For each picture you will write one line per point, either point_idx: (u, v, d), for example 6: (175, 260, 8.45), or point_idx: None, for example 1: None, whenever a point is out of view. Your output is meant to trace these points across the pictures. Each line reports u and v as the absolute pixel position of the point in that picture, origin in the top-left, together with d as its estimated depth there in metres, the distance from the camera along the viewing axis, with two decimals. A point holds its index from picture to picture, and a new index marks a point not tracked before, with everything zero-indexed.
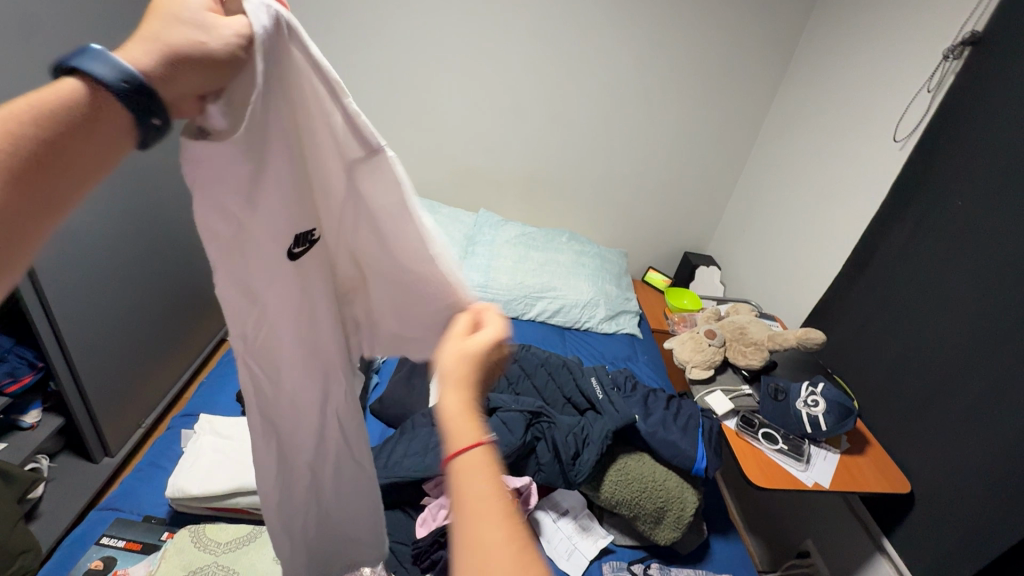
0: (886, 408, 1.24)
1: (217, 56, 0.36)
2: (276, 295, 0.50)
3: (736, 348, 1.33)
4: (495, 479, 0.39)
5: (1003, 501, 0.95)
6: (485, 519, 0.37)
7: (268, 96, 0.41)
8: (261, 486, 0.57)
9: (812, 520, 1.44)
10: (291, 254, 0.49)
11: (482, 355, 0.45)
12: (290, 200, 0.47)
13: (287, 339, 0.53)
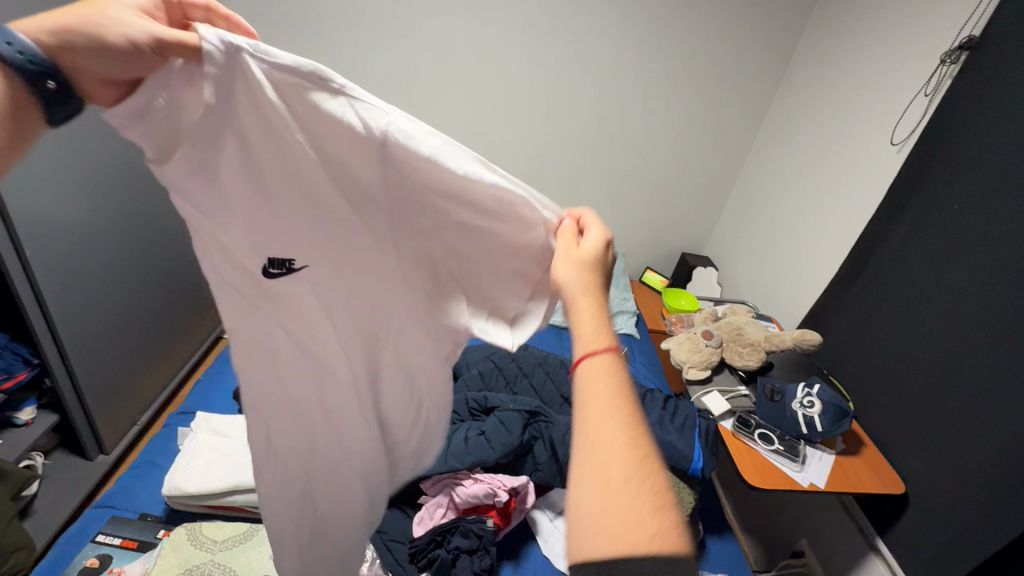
0: (881, 410, 1.25)
1: (114, 44, 0.43)
2: (259, 300, 0.55)
3: (733, 349, 1.34)
4: (619, 376, 0.48)
5: (996, 501, 0.96)
6: (609, 403, 0.45)
7: (225, 115, 0.47)
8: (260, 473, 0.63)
9: (806, 520, 1.45)
10: (267, 272, 0.54)
11: (594, 260, 0.55)
12: (262, 209, 0.52)
13: (274, 342, 0.58)
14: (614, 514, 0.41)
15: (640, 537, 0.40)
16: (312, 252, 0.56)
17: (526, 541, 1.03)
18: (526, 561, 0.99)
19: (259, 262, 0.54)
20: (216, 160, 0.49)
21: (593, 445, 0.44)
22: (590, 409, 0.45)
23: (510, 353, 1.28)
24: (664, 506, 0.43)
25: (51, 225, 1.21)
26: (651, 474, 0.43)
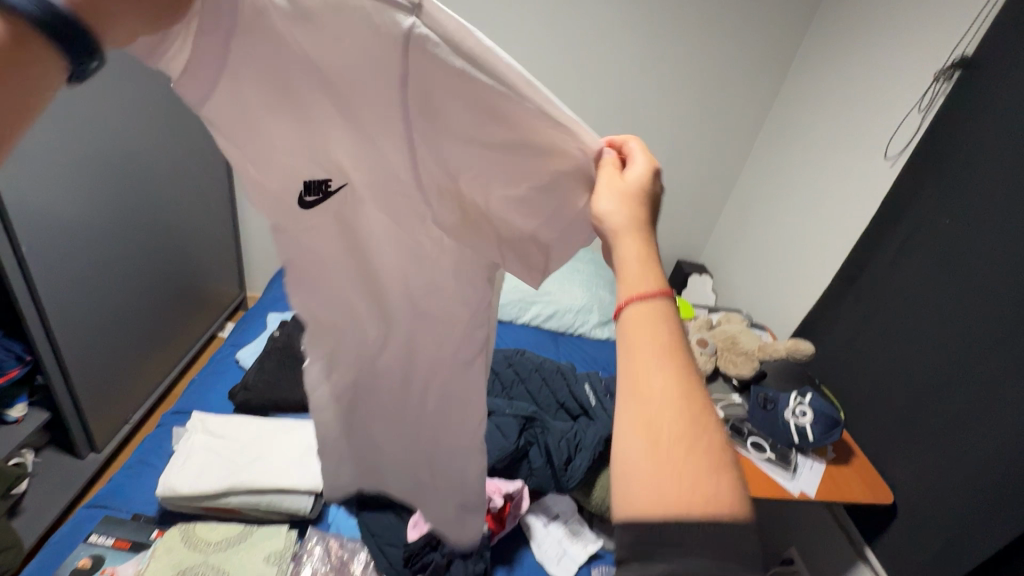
0: (872, 419, 1.26)
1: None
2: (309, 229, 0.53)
3: (727, 358, 1.35)
4: (671, 324, 0.47)
5: (983, 512, 0.98)
6: (660, 351, 0.45)
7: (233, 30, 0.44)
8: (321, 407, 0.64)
9: (797, 529, 1.46)
10: (303, 202, 0.52)
11: (640, 186, 0.52)
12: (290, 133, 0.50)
13: (324, 275, 0.55)
14: (660, 468, 0.42)
15: (685, 494, 0.41)
16: (345, 175, 0.53)
17: (520, 546, 1.03)
18: (519, 566, 1.00)
19: (295, 188, 0.51)
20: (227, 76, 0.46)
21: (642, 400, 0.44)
22: (639, 362, 0.45)
23: (507, 358, 1.29)
24: (718, 460, 0.43)
25: (49, 221, 1.20)
26: (704, 429, 0.43)
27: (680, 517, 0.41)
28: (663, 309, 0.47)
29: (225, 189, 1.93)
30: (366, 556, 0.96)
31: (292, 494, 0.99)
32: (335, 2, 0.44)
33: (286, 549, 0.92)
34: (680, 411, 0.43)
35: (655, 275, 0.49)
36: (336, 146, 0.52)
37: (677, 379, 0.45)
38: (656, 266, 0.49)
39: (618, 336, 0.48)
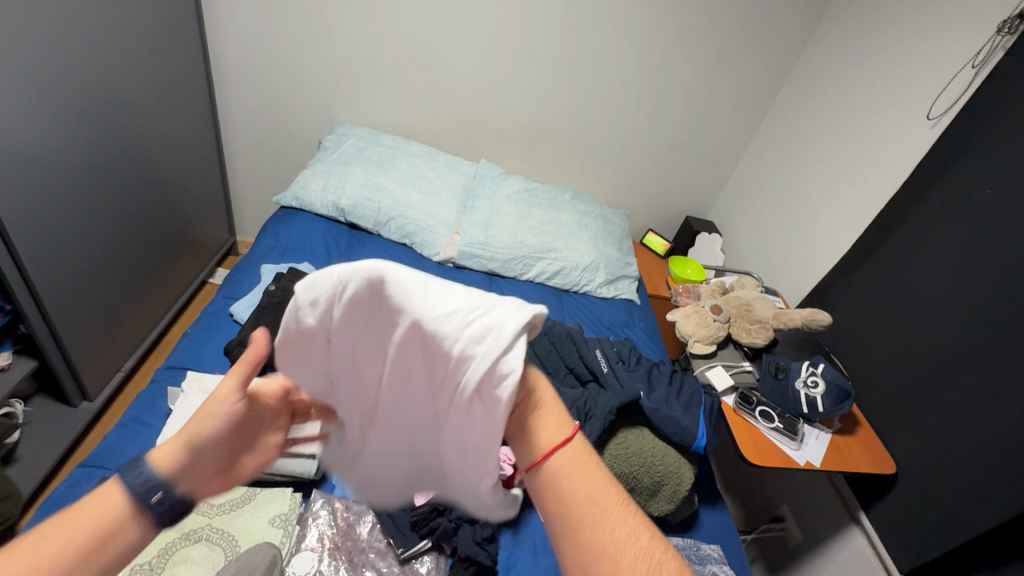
0: (881, 390, 1.25)
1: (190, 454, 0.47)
2: (343, 342, 0.55)
3: (740, 325, 1.30)
4: (582, 463, 0.50)
5: (986, 487, 0.99)
6: (585, 488, 0.48)
7: (415, 302, 0.52)
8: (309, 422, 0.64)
9: (790, 491, 1.48)
10: (356, 294, 0.52)
11: None
12: (404, 340, 0.54)
13: (348, 369, 0.57)
14: None
15: None
16: (404, 363, 0.56)
17: (525, 508, 1.07)
18: (524, 529, 1.03)
19: (372, 323, 0.55)
20: (382, 294, 0.52)
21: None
22: (567, 494, 0.48)
23: None
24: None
25: (15, 156, 1.10)
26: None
27: None
28: (597, 505, 0.47)
29: (202, 121, 1.81)
30: (373, 518, 0.96)
31: (295, 458, 0.96)
32: (472, 337, 0.50)
33: (291, 511, 0.92)
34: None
35: (580, 459, 0.50)
36: (412, 347, 0.54)
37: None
38: (546, 416, 0.53)
39: (546, 481, 0.49)
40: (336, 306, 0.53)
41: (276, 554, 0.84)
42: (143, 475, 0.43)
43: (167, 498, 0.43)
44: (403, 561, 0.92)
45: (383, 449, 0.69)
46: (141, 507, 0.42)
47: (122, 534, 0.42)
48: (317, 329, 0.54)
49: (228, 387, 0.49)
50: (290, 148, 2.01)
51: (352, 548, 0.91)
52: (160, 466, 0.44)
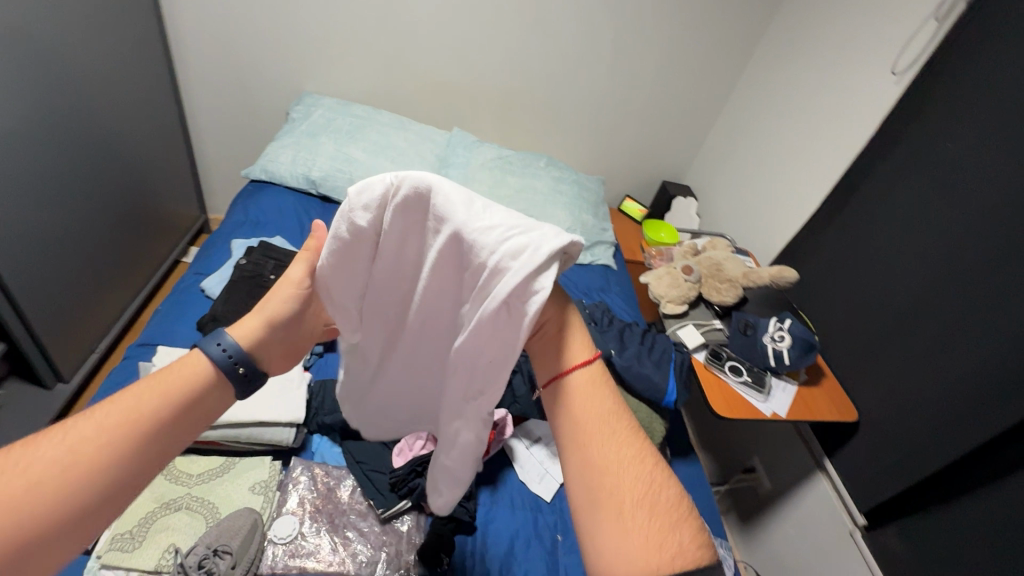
0: (846, 343, 1.30)
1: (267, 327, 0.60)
2: (387, 248, 0.61)
3: (711, 284, 1.33)
4: (602, 388, 0.59)
5: (943, 428, 1.04)
6: (601, 410, 0.57)
7: (460, 216, 0.57)
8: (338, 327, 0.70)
9: (761, 442, 1.54)
10: (406, 199, 0.58)
11: None
12: (442, 249, 0.59)
13: (384, 275, 0.64)
14: (626, 530, 0.50)
15: (653, 548, 0.49)
16: (437, 273, 0.61)
17: (503, 467, 1.10)
18: (503, 486, 1.07)
19: (417, 231, 0.61)
20: (430, 204, 0.58)
21: (614, 559, 0.49)
22: (584, 414, 0.57)
23: None
24: (698, 549, 0.49)
25: None
26: (670, 534, 0.50)
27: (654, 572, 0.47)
28: (609, 426, 0.56)
29: (162, 94, 1.74)
30: (353, 482, 0.99)
31: (272, 427, 0.97)
32: (507, 252, 0.53)
33: (271, 479, 0.94)
34: (640, 547, 0.49)
35: (598, 379, 0.60)
36: (449, 257, 0.59)
37: (631, 500, 0.51)
38: (578, 340, 0.62)
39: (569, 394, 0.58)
40: (386, 209, 0.59)
41: (257, 519, 0.86)
42: (227, 346, 0.55)
43: (251, 371, 0.55)
44: (384, 520, 0.95)
45: (402, 367, 0.75)
46: (227, 372, 0.54)
47: (200, 400, 0.53)
48: (364, 231, 0.59)
49: (298, 274, 0.62)
50: (257, 121, 1.95)
51: (333, 510, 0.94)
52: (243, 337, 0.57)
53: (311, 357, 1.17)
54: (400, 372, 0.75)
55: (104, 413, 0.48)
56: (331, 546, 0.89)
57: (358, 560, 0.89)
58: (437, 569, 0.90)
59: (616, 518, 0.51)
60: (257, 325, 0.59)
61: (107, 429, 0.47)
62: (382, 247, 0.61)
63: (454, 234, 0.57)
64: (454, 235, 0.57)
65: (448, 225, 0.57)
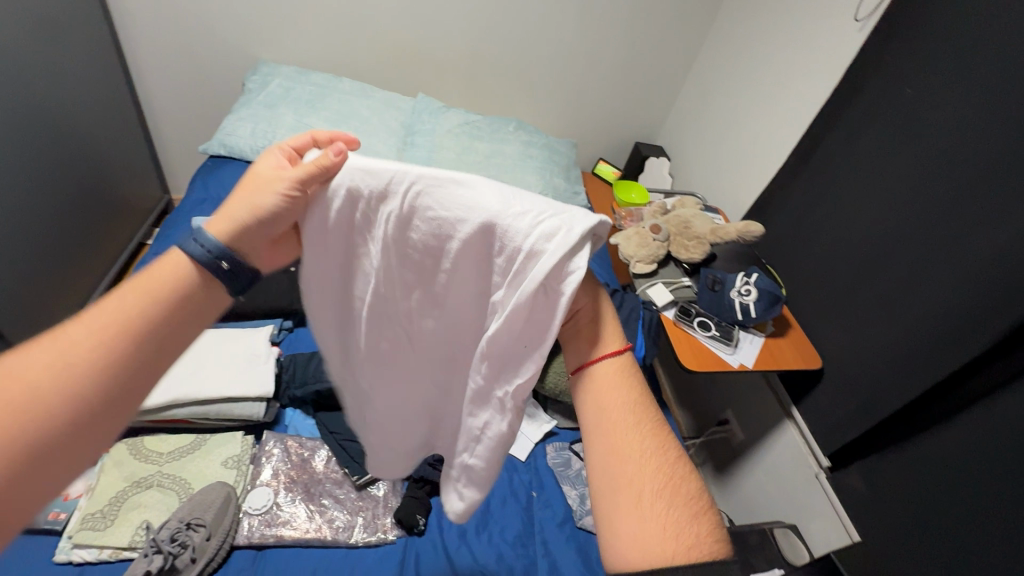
0: (810, 294, 1.33)
1: (245, 224, 0.54)
2: (401, 244, 0.59)
3: (680, 242, 1.34)
4: (633, 383, 0.61)
5: (901, 372, 1.07)
6: (625, 401, 0.59)
7: (491, 208, 0.56)
8: (321, 326, 0.66)
9: (733, 395, 1.58)
10: (420, 189, 0.57)
11: None
12: (468, 243, 0.57)
13: (394, 271, 0.61)
14: (643, 517, 0.52)
15: (670, 537, 0.50)
16: (459, 269, 0.60)
17: None
18: None
19: (431, 230, 0.58)
20: (449, 195, 0.57)
21: (631, 543, 0.51)
22: (611, 402, 0.59)
23: None
24: (711, 541, 0.51)
25: None
26: (685, 524, 0.52)
27: (670, 562, 0.49)
28: (634, 418, 0.58)
29: (108, 67, 1.65)
30: (327, 451, 1.00)
31: (242, 402, 0.96)
32: (543, 234, 0.54)
33: (244, 453, 0.94)
34: (655, 533, 0.51)
35: (627, 369, 0.62)
36: (470, 250, 0.58)
37: (651, 492, 0.54)
38: (612, 332, 0.63)
39: (592, 371, 0.61)
40: (397, 198, 0.57)
41: (230, 492, 0.88)
42: (207, 243, 0.51)
43: (232, 267, 0.51)
44: (360, 487, 0.96)
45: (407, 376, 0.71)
46: (210, 269, 0.50)
47: (186, 294, 0.50)
48: (370, 214, 0.58)
49: (289, 178, 0.55)
50: (213, 93, 1.87)
51: (309, 480, 0.95)
52: (219, 236, 0.52)
53: (282, 332, 1.20)
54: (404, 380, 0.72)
55: (86, 320, 0.45)
56: (307, 515, 0.91)
57: (335, 526, 0.90)
58: (413, 531, 0.93)
59: (635, 506, 0.53)
60: (237, 220, 0.53)
61: (96, 335, 0.44)
62: (397, 243, 0.59)
63: (480, 224, 0.56)
64: (479, 226, 0.56)
65: (465, 214, 0.56)
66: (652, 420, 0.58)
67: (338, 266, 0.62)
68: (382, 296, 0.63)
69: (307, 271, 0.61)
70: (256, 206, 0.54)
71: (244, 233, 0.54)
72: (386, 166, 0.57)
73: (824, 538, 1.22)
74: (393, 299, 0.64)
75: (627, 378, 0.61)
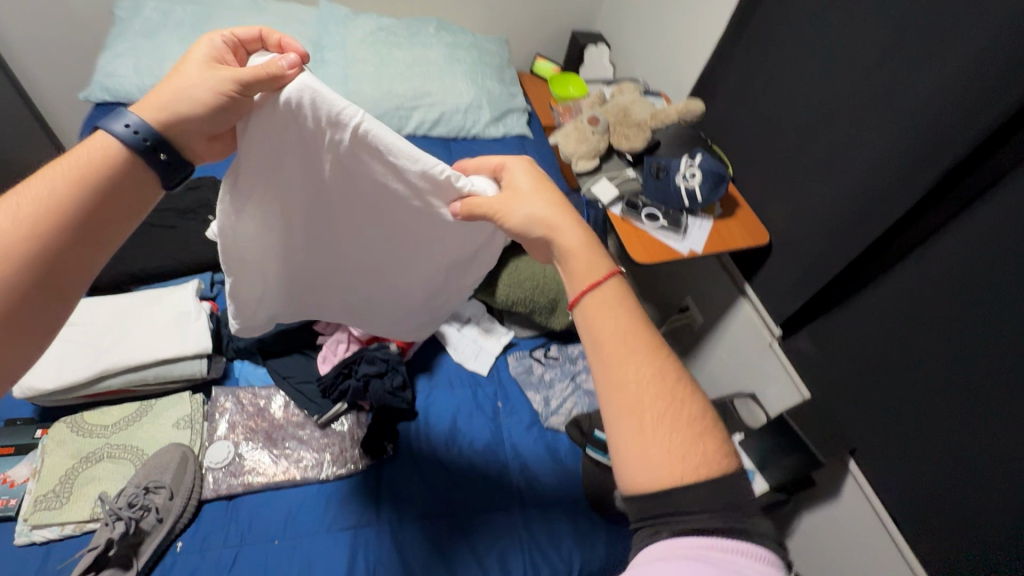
0: (756, 170, 1.30)
1: (181, 112, 0.57)
2: (338, 168, 0.68)
3: (620, 133, 1.27)
4: (623, 310, 0.57)
5: (842, 234, 1.08)
6: (616, 331, 0.55)
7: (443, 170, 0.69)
8: (243, 209, 0.67)
9: (692, 282, 1.60)
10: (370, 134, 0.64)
11: None
12: (408, 178, 0.70)
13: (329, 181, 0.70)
14: (649, 443, 0.49)
15: (678, 460, 0.47)
16: (397, 193, 0.72)
17: (438, 353, 1.13)
18: (440, 371, 1.10)
19: (372, 162, 0.67)
20: (393, 145, 0.66)
21: (652, 461, 0.48)
22: (603, 333, 0.55)
23: None
24: (728, 449, 0.50)
25: None
26: (704, 435, 0.50)
27: (680, 483, 0.46)
28: (627, 344, 0.54)
29: None
30: (284, 397, 0.98)
31: (179, 362, 0.92)
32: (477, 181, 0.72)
33: (195, 412, 0.92)
34: (678, 447, 0.48)
35: (615, 296, 0.58)
36: (413, 183, 0.71)
37: (655, 417, 0.50)
38: (597, 262, 0.60)
39: (582, 305, 0.58)
40: (344, 128, 0.63)
41: (186, 451, 0.86)
42: (133, 125, 0.55)
43: (170, 159, 0.57)
44: (322, 425, 0.97)
45: (313, 250, 0.83)
46: (140, 152, 0.56)
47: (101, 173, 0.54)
48: (317, 139, 0.64)
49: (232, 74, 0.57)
50: (83, 31, 1.62)
51: (269, 427, 0.95)
52: (155, 125, 0.56)
53: (215, 286, 1.14)
54: (304, 251, 0.82)
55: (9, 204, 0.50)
56: (271, 459, 0.91)
57: (303, 466, 0.91)
58: (383, 458, 0.95)
59: (640, 433, 0.49)
60: (173, 107, 0.57)
61: (23, 215, 0.50)
62: (333, 171, 0.69)
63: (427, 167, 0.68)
64: (426, 169, 0.69)
65: (405, 159, 0.67)
66: (646, 342, 0.54)
67: (273, 162, 0.65)
68: (309, 193, 0.72)
69: (241, 180, 0.64)
70: (194, 97, 0.57)
71: (180, 123, 0.57)
72: (337, 98, 0.61)
73: (780, 400, 1.30)
74: (309, 197, 0.73)
75: (615, 304, 0.57)
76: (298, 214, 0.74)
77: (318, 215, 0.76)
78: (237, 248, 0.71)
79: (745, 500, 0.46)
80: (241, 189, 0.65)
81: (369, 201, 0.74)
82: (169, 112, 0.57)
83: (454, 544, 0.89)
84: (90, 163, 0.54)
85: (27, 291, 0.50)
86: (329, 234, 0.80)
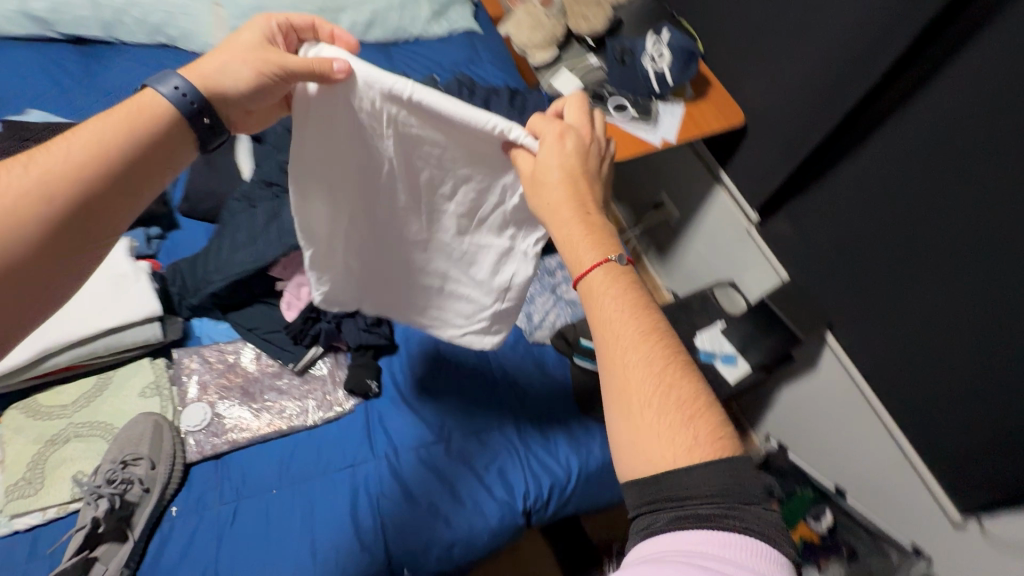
0: (726, 42, 1.20)
1: (227, 87, 0.56)
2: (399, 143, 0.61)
3: (576, 13, 1.15)
4: (614, 289, 0.51)
5: (818, 105, 1.02)
6: (607, 315, 0.50)
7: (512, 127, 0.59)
8: (312, 198, 0.65)
9: (665, 175, 1.54)
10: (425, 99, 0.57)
11: None
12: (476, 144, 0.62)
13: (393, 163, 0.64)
14: (640, 428, 0.44)
15: (669, 444, 0.43)
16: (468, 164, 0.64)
17: None
18: None
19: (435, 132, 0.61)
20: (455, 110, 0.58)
21: (651, 445, 0.43)
22: (595, 319, 0.51)
23: None
24: (725, 429, 0.44)
25: None
26: (708, 415, 0.45)
27: (673, 466, 0.42)
28: (609, 331, 0.49)
29: None
30: (254, 350, 0.93)
31: (129, 330, 0.84)
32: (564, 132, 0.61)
33: (160, 377, 0.86)
34: (676, 430, 0.43)
35: (604, 278, 0.52)
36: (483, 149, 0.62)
37: (643, 402, 0.45)
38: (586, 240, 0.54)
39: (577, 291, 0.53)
40: (394, 100, 0.57)
41: (159, 420, 0.82)
42: (183, 90, 0.55)
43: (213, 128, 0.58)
44: (300, 373, 0.92)
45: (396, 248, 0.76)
46: (185, 113, 0.56)
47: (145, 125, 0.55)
48: (371, 116, 0.59)
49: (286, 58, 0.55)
50: None
51: (244, 382, 0.90)
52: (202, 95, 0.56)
53: (153, 242, 1.03)
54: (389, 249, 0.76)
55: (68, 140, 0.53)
56: (252, 415, 0.87)
57: (287, 416, 0.88)
58: (368, 396, 0.92)
59: (630, 420, 0.45)
60: (218, 79, 0.56)
61: (75, 152, 0.52)
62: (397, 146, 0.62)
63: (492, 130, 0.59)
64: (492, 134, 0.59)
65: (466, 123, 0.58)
66: (633, 321, 0.49)
67: (329, 146, 0.62)
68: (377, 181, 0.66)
69: (300, 163, 0.62)
70: (240, 75, 0.56)
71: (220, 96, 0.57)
72: (384, 72, 0.56)
73: (759, 285, 1.30)
74: (383, 186, 0.67)
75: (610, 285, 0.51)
76: (371, 202, 0.69)
77: (395, 205, 0.69)
78: (318, 237, 0.69)
79: (741, 472, 0.41)
80: (307, 177, 0.63)
81: (443, 180, 0.66)
82: (215, 84, 0.56)
83: (452, 466, 0.89)
84: (141, 114, 0.55)
85: (66, 224, 0.52)
86: (413, 230, 0.73)
